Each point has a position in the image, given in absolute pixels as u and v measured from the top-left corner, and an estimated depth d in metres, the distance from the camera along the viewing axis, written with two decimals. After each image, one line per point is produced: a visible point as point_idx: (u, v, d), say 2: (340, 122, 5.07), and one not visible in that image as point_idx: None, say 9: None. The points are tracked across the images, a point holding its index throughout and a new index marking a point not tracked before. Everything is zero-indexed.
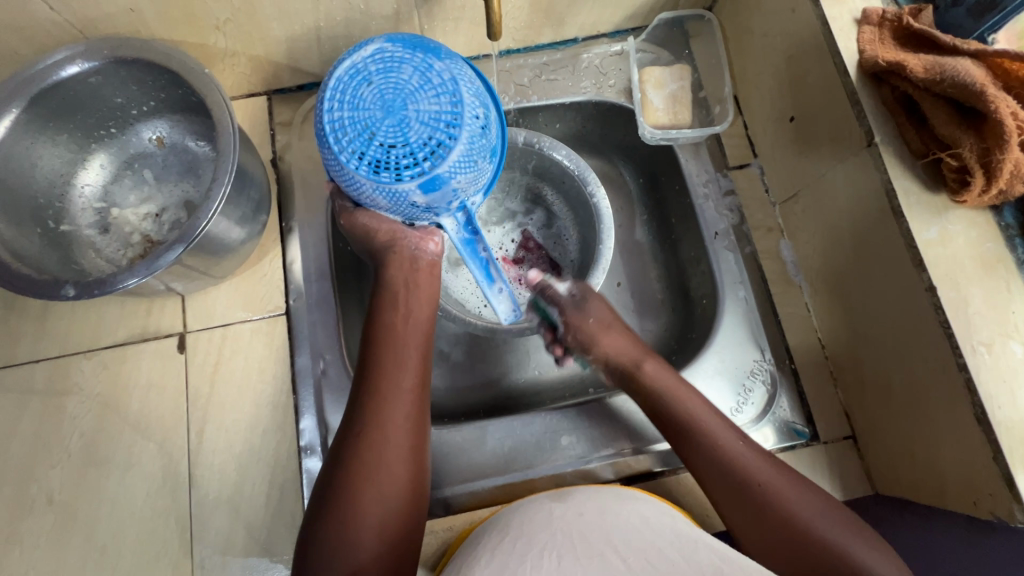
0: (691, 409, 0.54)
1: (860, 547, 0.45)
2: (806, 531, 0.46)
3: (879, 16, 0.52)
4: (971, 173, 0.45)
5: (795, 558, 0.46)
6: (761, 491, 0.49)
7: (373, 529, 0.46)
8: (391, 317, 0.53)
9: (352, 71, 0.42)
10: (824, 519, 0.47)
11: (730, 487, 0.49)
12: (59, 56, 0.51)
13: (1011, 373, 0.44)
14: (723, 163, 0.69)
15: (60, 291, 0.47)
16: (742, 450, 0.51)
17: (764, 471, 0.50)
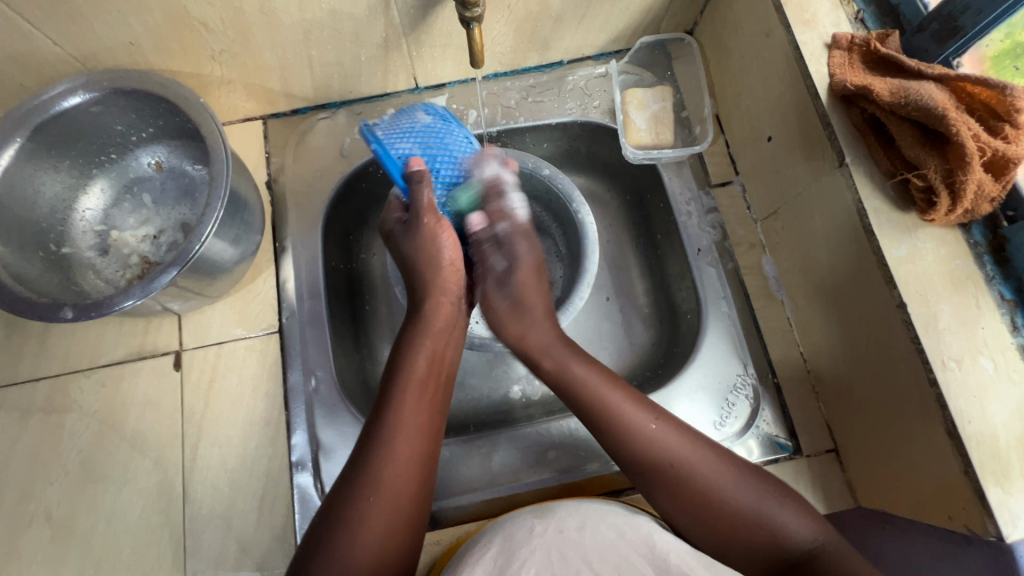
0: (583, 385, 0.52)
1: (779, 507, 0.46)
2: (718, 501, 0.46)
3: (848, 41, 0.53)
4: (936, 193, 0.47)
5: (707, 527, 0.46)
6: (670, 467, 0.48)
7: (379, 556, 0.43)
8: (417, 354, 0.52)
9: None
10: (737, 485, 0.47)
11: (635, 452, 0.49)
12: (61, 89, 0.54)
13: (979, 387, 0.45)
14: (706, 181, 0.70)
15: (58, 313, 0.49)
16: (641, 417, 0.50)
17: (672, 443, 0.48)
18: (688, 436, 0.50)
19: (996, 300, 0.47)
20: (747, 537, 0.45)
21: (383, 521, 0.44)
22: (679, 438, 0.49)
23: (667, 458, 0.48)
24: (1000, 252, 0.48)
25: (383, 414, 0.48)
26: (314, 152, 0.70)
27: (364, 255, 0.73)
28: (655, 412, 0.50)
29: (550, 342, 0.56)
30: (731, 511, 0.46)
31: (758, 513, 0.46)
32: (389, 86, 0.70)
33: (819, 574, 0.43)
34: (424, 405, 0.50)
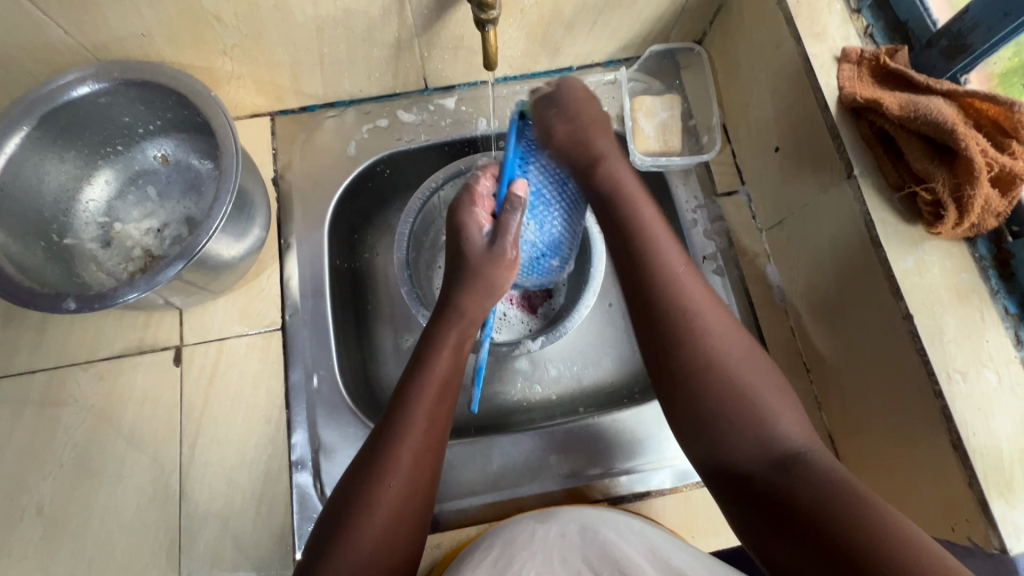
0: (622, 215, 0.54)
1: (773, 397, 0.45)
2: (711, 377, 0.45)
3: (858, 55, 0.54)
4: (944, 207, 0.48)
5: (694, 387, 0.46)
6: (683, 314, 0.48)
7: (379, 526, 0.43)
8: (442, 351, 0.52)
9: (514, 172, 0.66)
10: (743, 360, 0.46)
11: (686, 335, 0.47)
12: (71, 78, 0.53)
13: (984, 400, 0.45)
14: (712, 190, 0.71)
15: (62, 303, 0.48)
16: (710, 313, 0.48)
17: (729, 343, 0.47)
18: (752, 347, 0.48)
19: (1000, 313, 0.48)
20: (730, 417, 0.44)
21: (393, 508, 0.44)
22: (737, 344, 0.47)
23: (710, 349, 0.46)
24: (1005, 266, 0.49)
25: (404, 405, 0.48)
26: (321, 150, 0.70)
27: (368, 255, 0.73)
28: (688, 261, 0.51)
29: (608, 151, 0.60)
30: (728, 388, 0.45)
31: (753, 398, 0.45)
32: (399, 86, 0.70)
33: (797, 472, 0.40)
34: (445, 401, 0.49)
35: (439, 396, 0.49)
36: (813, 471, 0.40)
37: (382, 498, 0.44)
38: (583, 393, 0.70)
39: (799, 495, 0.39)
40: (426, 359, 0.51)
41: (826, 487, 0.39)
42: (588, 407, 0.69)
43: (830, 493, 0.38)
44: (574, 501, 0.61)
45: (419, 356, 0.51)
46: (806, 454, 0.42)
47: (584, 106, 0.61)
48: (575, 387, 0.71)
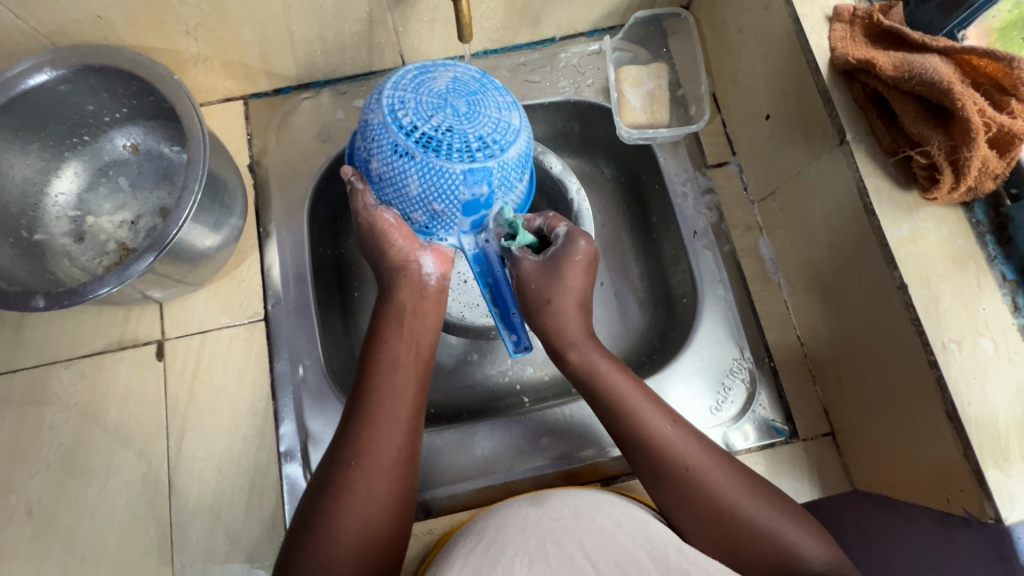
0: (617, 390, 0.51)
1: (788, 527, 0.46)
2: (721, 505, 0.47)
3: (850, 13, 0.52)
4: (940, 170, 0.46)
5: (693, 503, 0.47)
6: (683, 472, 0.48)
7: (357, 519, 0.44)
8: (394, 335, 0.52)
9: (392, 95, 0.46)
10: (754, 500, 0.47)
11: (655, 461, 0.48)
12: (26, 65, 0.51)
13: (980, 369, 0.44)
14: (702, 161, 0.69)
15: (30, 301, 0.47)
16: (682, 450, 0.48)
17: (689, 450, 0.49)
18: (707, 451, 0.49)
19: (998, 280, 0.46)
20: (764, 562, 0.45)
21: (376, 497, 0.45)
22: (711, 468, 0.48)
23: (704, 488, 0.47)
24: (1003, 231, 0.47)
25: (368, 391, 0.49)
26: (297, 134, 0.68)
27: (352, 241, 0.71)
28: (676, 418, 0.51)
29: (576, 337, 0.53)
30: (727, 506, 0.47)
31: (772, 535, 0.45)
32: (374, 64, 0.68)
33: None
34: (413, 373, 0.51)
35: (400, 374, 0.50)
36: None
37: (357, 492, 0.45)
38: None
39: None
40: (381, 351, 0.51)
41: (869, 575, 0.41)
42: None
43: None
44: (567, 483, 0.60)
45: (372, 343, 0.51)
46: None
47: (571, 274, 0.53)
48: None
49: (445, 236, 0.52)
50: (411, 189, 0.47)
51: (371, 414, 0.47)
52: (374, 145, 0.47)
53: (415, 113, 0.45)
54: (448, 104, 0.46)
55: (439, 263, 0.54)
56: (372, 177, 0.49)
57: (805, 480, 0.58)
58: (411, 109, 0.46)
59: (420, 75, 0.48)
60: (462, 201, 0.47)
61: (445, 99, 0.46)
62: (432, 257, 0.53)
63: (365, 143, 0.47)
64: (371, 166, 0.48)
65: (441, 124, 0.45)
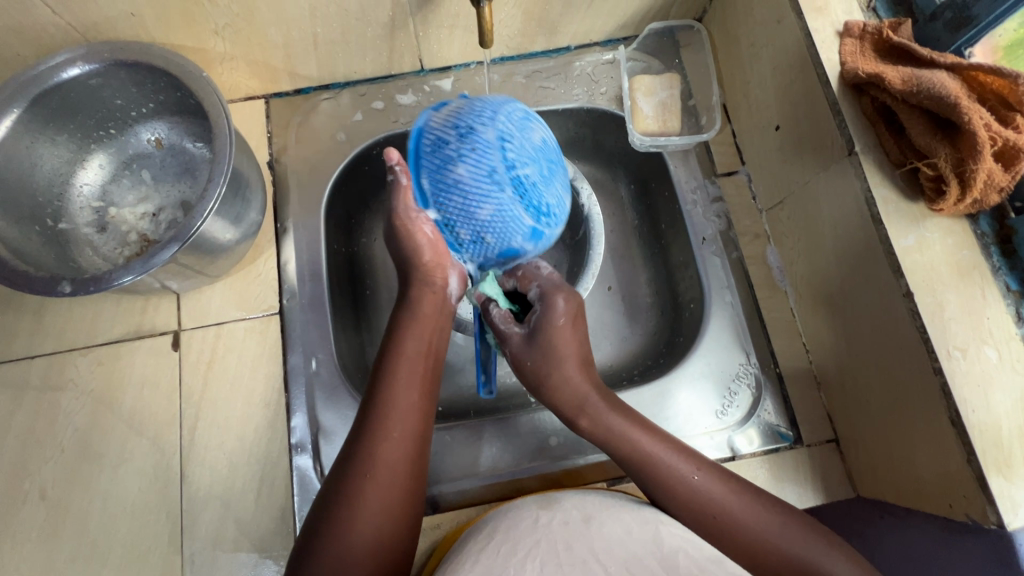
0: (622, 433, 0.52)
1: (824, 555, 0.45)
2: (760, 545, 0.46)
3: (860, 29, 0.53)
4: (946, 182, 0.47)
5: (726, 543, 0.47)
6: (714, 516, 0.48)
7: (365, 523, 0.44)
8: (409, 339, 0.53)
9: (502, 125, 0.49)
10: (787, 534, 0.47)
11: (683, 506, 0.49)
12: (60, 59, 0.53)
13: (984, 376, 0.45)
14: (712, 170, 0.70)
15: (56, 287, 0.48)
16: (713, 490, 0.49)
17: (716, 492, 0.49)
18: (732, 483, 0.50)
19: (1002, 290, 0.47)
20: None
21: (378, 501, 0.45)
22: (747, 505, 0.48)
23: (731, 524, 0.47)
24: (1007, 243, 0.48)
25: (384, 382, 0.50)
26: (316, 133, 0.69)
27: (365, 240, 0.73)
28: (697, 458, 0.51)
29: (585, 390, 0.55)
30: (757, 541, 0.47)
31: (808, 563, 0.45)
32: (394, 67, 0.69)
33: None
34: (420, 379, 0.52)
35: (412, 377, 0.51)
36: None
37: (365, 494, 0.45)
38: None
39: None
40: (396, 352, 0.52)
41: None
42: None
43: None
44: (574, 483, 0.61)
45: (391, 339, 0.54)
46: None
47: (561, 341, 0.56)
48: None
49: (466, 257, 0.55)
50: (481, 213, 0.49)
51: (383, 414, 0.48)
52: (467, 153, 0.48)
53: (518, 154, 0.49)
54: (540, 163, 0.50)
55: (460, 283, 0.58)
56: (439, 180, 0.50)
57: (809, 486, 0.59)
58: (516, 149, 0.49)
59: (524, 117, 0.51)
60: (507, 243, 0.52)
61: (538, 158, 0.50)
62: (456, 279, 0.57)
63: (458, 147, 0.48)
64: (450, 169, 0.49)
65: (539, 178, 0.50)
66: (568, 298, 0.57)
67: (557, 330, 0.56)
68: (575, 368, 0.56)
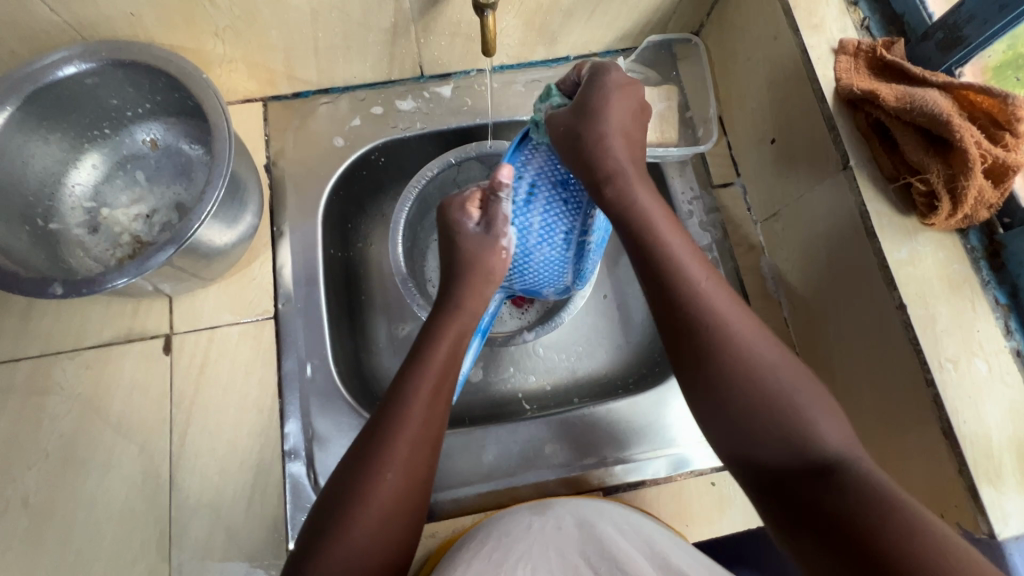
0: (646, 217, 0.49)
1: (823, 418, 0.42)
2: (751, 364, 0.44)
3: (855, 46, 0.54)
4: (938, 198, 0.48)
5: (716, 362, 0.44)
6: (714, 326, 0.45)
7: (369, 524, 0.43)
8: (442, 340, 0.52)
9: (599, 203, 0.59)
10: (786, 374, 0.43)
11: (682, 305, 0.46)
12: (56, 57, 0.52)
13: (975, 388, 0.46)
14: (708, 181, 0.71)
15: (47, 289, 0.47)
16: (722, 305, 0.46)
17: (720, 304, 0.46)
18: (735, 302, 0.47)
19: (991, 304, 0.49)
20: (773, 426, 0.42)
21: (387, 501, 0.44)
22: (752, 334, 0.45)
23: (724, 329, 0.45)
24: (996, 258, 0.50)
25: (400, 394, 0.48)
26: (315, 137, 0.69)
27: (361, 244, 0.72)
28: (715, 276, 0.48)
29: (625, 164, 0.51)
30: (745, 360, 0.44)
31: (796, 414, 0.42)
32: (394, 73, 0.69)
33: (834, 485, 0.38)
34: (442, 381, 0.49)
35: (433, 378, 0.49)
36: (857, 487, 0.37)
37: (375, 492, 0.43)
38: (578, 382, 0.70)
39: (838, 506, 0.37)
40: (425, 351, 0.51)
41: (868, 496, 0.36)
42: (584, 397, 0.69)
43: (874, 498, 0.36)
44: (570, 491, 0.61)
45: (417, 349, 0.51)
46: (845, 467, 0.39)
47: (613, 112, 0.51)
48: (568, 377, 0.70)
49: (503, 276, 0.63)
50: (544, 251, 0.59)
51: (401, 411, 0.47)
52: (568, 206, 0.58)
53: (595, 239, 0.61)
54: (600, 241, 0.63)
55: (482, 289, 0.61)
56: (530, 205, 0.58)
57: None
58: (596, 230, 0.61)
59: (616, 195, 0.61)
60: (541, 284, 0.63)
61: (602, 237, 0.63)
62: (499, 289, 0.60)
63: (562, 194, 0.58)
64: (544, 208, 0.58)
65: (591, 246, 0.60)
66: (623, 90, 0.52)
67: (607, 100, 0.51)
68: (616, 131, 0.51)
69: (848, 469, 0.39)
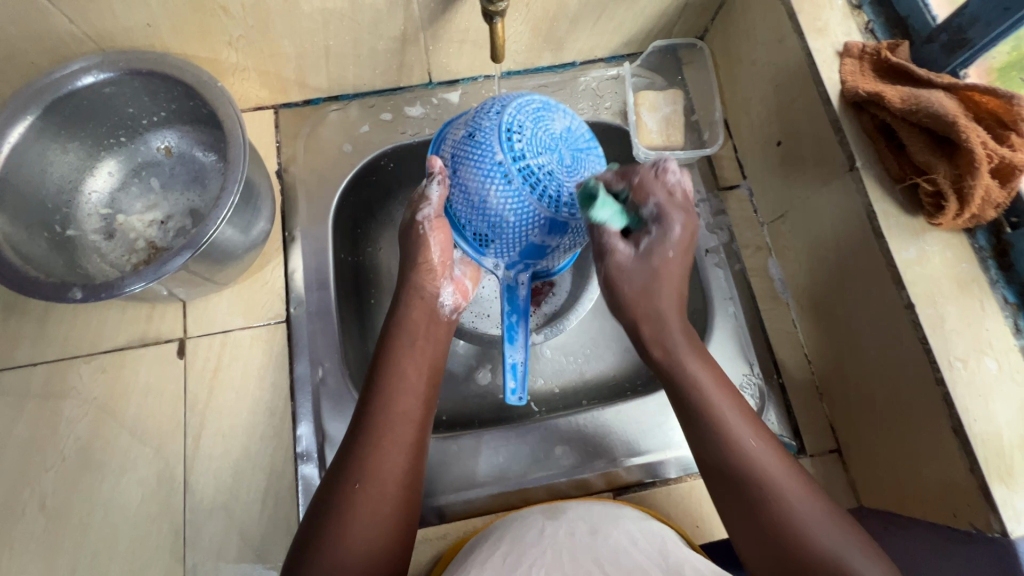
0: (693, 382, 0.48)
1: (852, 553, 0.41)
2: (790, 518, 0.43)
3: (859, 50, 0.55)
4: (945, 198, 0.48)
5: (756, 513, 0.44)
6: (757, 485, 0.44)
7: (359, 537, 0.43)
8: (410, 347, 0.53)
9: (522, 115, 0.50)
10: (829, 531, 0.42)
11: (728, 460, 0.46)
12: (75, 67, 0.53)
13: (985, 387, 0.46)
14: (714, 184, 0.72)
15: (67, 293, 0.48)
16: (771, 466, 0.45)
17: (769, 464, 0.45)
18: (778, 449, 0.47)
19: (1000, 303, 0.49)
20: (810, 566, 0.41)
21: (373, 510, 0.45)
22: (798, 491, 0.44)
23: (761, 479, 0.44)
24: (1004, 257, 0.50)
25: (376, 405, 0.49)
26: (325, 143, 0.70)
27: (370, 249, 0.73)
28: (760, 431, 0.47)
29: (667, 311, 0.50)
30: (792, 527, 0.42)
31: (833, 561, 0.41)
32: (403, 80, 0.70)
33: None
34: (420, 390, 0.51)
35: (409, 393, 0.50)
36: None
37: (361, 502, 0.44)
38: (587, 384, 0.71)
39: None
40: (393, 358, 0.52)
41: None
42: (592, 399, 0.69)
43: None
44: (581, 493, 0.61)
45: (383, 356, 0.52)
46: None
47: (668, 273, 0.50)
48: (576, 379, 0.71)
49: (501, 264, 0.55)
50: (494, 196, 0.49)
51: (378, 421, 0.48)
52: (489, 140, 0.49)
53: (528, 143, 0.49)
54: (557, 149, 0.50)
55: (455, 295, 0.57)
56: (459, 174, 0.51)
57: None
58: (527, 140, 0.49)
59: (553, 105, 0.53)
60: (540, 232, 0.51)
61: (557, 143, 0.50)
62: (454, 290, 0.57)
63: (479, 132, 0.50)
64: (472, 157, 0.50)
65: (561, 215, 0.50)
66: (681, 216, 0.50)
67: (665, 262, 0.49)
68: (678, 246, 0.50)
69: None
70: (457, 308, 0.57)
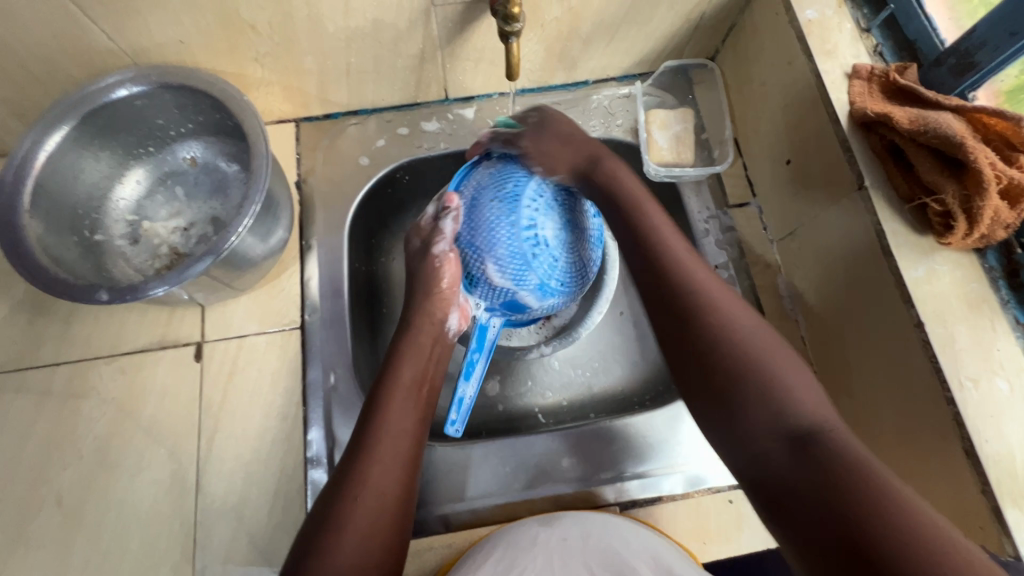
0: (674, 259, 0.53)
1: (788, 371, 0.45)
2: (739, 343, 0.47)
3: (868, 72, 0.56)
4: (954, 218, 0.49)
5: (709, 333, 0.49)
6: (701, 309, 0.50)
7: (353, 537, 0.43)
8: (404, 366, 0.54)
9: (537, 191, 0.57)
10: (763, 340, 0.48)
11: (687, 287, 0.52)
12: (110, 80, 0.56)
13: (997, 408, 0.46)
14: (724, 201, 0.72)
15: (94, 295, 0.50)
16: (730, 309, 0.50)
17: (735, 311, 0.50)
18: (742, 305, 0.51)
19: (1011, 323, 0.49)
20: (747, 400, 0.45)
21: (367, 520, 0.44)
22: (740, 317, 0.49)
23: (728, 329, 0.48)
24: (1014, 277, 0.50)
25: (373, 420, 0.50)
26: (343, 156, 0.72)
27: (384, 259, 0.74)
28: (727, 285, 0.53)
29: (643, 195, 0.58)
30: (735, 335, 0.48)
31: (771, 379, 0.45)
32: (420, 96, 0.73)
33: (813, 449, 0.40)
34: (411, 405, 0.52)
35: (405, 411, 0.51)
36: (832, 451, 0.40)
37: (359, 508, 0.44)
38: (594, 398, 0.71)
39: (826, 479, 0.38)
40: (388, 380, 0.53)
41: (835, 462, 0.39)
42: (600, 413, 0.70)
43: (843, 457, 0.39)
44: (588, 506, 0.61)
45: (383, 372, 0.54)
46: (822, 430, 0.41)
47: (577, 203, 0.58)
48: (584, 393, 0.71)
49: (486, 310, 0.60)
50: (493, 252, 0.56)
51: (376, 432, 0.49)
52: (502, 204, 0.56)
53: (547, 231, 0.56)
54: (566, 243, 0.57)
55: (461, 320, 0.59)
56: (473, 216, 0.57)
57: None
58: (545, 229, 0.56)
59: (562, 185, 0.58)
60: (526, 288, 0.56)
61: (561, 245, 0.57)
62: (456, 314, 0.59)
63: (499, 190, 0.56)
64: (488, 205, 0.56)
65: (547, 275, 0.56)
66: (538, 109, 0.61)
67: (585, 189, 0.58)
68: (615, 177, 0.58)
69: (819, 437, 0.41)
70: (457, 332, 0.59)
